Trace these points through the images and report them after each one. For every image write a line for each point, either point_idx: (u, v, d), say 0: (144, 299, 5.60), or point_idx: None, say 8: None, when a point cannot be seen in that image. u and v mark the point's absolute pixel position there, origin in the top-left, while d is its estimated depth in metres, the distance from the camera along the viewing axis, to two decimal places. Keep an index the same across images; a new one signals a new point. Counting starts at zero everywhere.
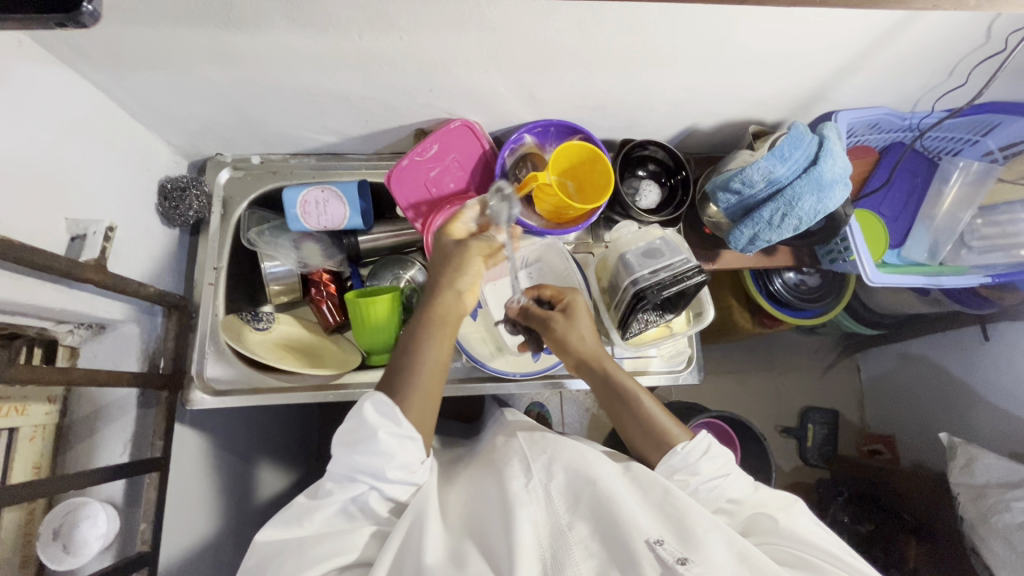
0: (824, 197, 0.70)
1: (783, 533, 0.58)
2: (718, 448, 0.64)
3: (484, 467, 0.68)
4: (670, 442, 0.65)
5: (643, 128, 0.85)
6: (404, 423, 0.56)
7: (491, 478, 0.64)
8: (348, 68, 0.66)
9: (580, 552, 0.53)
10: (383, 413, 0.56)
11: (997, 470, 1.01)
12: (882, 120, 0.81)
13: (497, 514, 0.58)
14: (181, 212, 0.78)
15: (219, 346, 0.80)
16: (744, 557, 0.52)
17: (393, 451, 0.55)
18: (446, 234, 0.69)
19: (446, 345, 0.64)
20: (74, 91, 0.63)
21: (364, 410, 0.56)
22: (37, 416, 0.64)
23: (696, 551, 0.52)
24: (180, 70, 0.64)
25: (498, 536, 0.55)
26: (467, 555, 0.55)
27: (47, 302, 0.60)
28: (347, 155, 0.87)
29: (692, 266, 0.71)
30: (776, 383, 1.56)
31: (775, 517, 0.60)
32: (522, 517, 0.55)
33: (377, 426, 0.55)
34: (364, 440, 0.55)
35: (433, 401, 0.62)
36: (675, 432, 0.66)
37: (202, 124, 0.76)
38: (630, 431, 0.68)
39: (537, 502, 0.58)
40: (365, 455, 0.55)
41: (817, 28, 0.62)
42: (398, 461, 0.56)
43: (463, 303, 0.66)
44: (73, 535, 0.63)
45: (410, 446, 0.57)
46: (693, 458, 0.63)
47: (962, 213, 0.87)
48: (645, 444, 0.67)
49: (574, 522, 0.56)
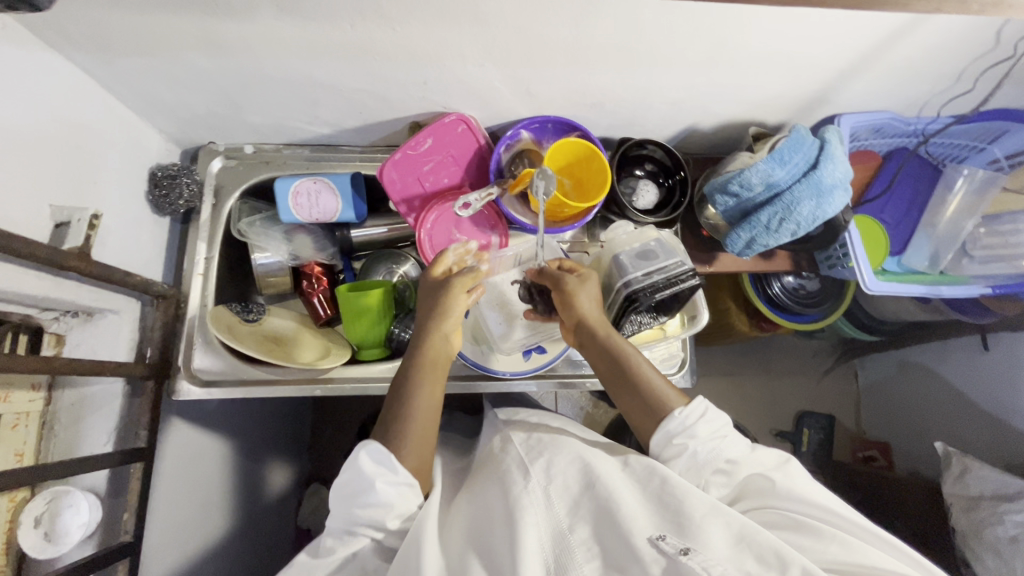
0: (824, 202, 0.69)
1: (780, 493, 0.57)
2: (716, 411, 0.63)
3: (486, 476, 0.67)
4: (668, 407, 0.64)
5: (642, 127, 0.83)
6: (401, 472, 0.59)
7: (492, 484, 0.63)
8: (341, 59, 0.65)
9: (583, 554, 0.52)
10: (379, 462, 0.58)
11: (991, 481, 1.00)
12: (886, 125, 0.79)
13: (498, 517, 0.57)
14: (172, 200, 0.77)
15: (208, 338, 0.80)
16: (743, 536, 0.50)
17: (392, 501, 0.57)
18: (431, 274, 0.73)
19: (437, 388, 0.66)
20: (61, 76, 0.62)
21: (360, 460, 0.58)
22: (20, 403, 0.64)
23: (695, 538, 0.50)
24: (169, 57, 0.63)
25: (501, 539, 0.54)
26: (468, 566, 0.53)
27: (30, 289, 0.59)
28: (342, 147, 0.86)
29: (686, 268, 0.70)
30: (772, 386, 1.55)
31: (772, 479, 0.58)
32: (528, 522, 0.54)
33: (374, 476, 0.57)
34: (362, 493, 0.57)
35: (428, 448, 0.64)
36: (672, 397, 0.65)
37: (193, 113, 0.75)
38: (628, 398, 0.66)
39: (538, 505, 0.57)
40: (364, 508, 0.57)
41: (820, 30, 0.60)
42: (397, 509, 0.58)
43: (451, 345, 0.69)
44: (55, 524, 0.63)
45: (406, 492, 0.59)
46: (691, 421, 0.62)
47: (965, 221, 0.85)
48: (641, 413, 0.65)
49: (575, 525, 0.55)
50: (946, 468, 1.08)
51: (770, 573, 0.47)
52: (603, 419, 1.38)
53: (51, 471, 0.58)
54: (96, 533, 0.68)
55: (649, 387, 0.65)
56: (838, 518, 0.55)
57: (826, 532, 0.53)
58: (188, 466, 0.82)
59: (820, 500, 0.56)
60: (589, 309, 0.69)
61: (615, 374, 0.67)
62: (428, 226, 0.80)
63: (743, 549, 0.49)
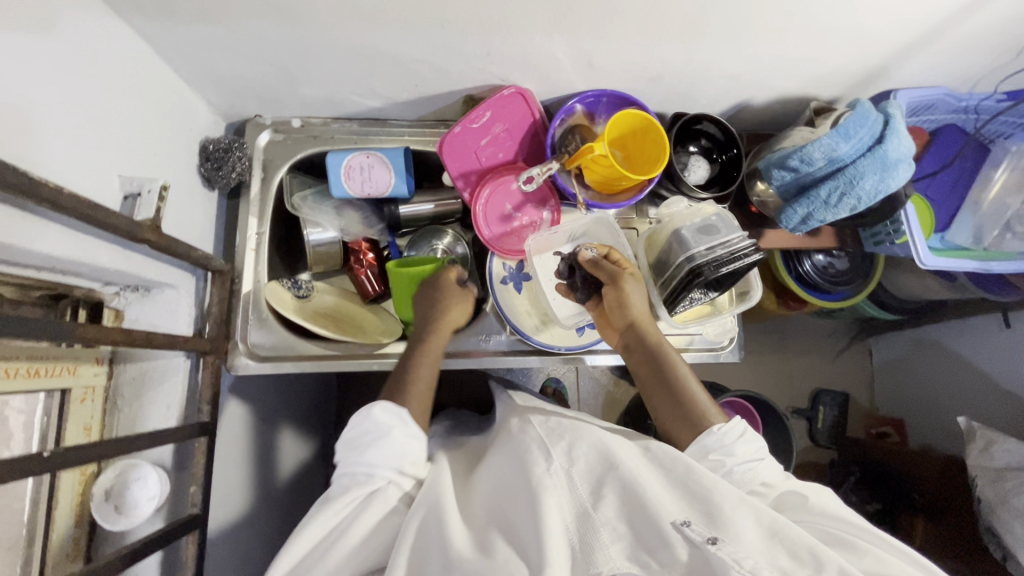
0: (888, 175, 0.69)
1: (813, 509, 0.56)
2: (753, 434, 0.63)
3: (501, 454, 0.66)
4: (705, 421, 0.64)
5: (696, 101, 0.83)
6: (411, 424, 0.64)
7: (511, 463, 0.62)
8: (408, 27, 0.63)
9: (608, 535, 0.50)
10: (393, 414, 0.63)
11: (1017, 453, 1.02)
12: (938, 101, 0.80)
13: (519, 497, 0.56)
14: (224, 172, 0.77)
15: (262, 314, 0.79)
16: (774, 532, 0.48)
17: (405, 446, 0.62)
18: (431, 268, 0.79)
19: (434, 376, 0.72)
20: (122, 43, 0.60)
21: (374, 413, 0.63)
22: (87, 377, 0.64)
23: (725, 529, 0.48)
24: (234, 24, 0.62)
25: (525, 521, 0.52)
26: (492, 541, 0.52)
27: (101, 261, 0.58)
28: (390, 121, 0.85)
29: (748, 243, 0.70)
30: (790, 364, 1.57)
31: (805, 496, 0.58)
32: (549, 502, 0.52)
33: (390, 426, 0.62)
34: (378, 440, 0.61)
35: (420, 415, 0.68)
36: (710, 412, 0.65)
37: (246, 83, 0.74)
38: (666, 403, 0.67)
39: (561, 486, 0.55)
40: (379, 451, 0.60)
41: (896, 3, 0.60)
42: (409, 457, 0.62)
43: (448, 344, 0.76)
44: (124, 497, 0.63)
45: (415, 443, 0.64)
46: (729, 438, 0.61)
47: (1011, 199, 0.85)
48: (677, 419, 0.66)
49: (598, 504, 0.53)
50: (969, 442, 1.11)
51: (803, 569, 0.45)
52: (623, 397, 1.39)
53: (127, 444, 0.58)
54: (164, 507, 0.68)
55: (686, 394, 0.66)
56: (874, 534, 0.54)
57: (863, 546, 0.51)
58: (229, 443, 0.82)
59: (850, 517, 0.55)
60: (636, 308, 0.70)
61: (657, 377, 0.69)
62: (483, 201, 0.79)
63: (775, 544, 0.47)
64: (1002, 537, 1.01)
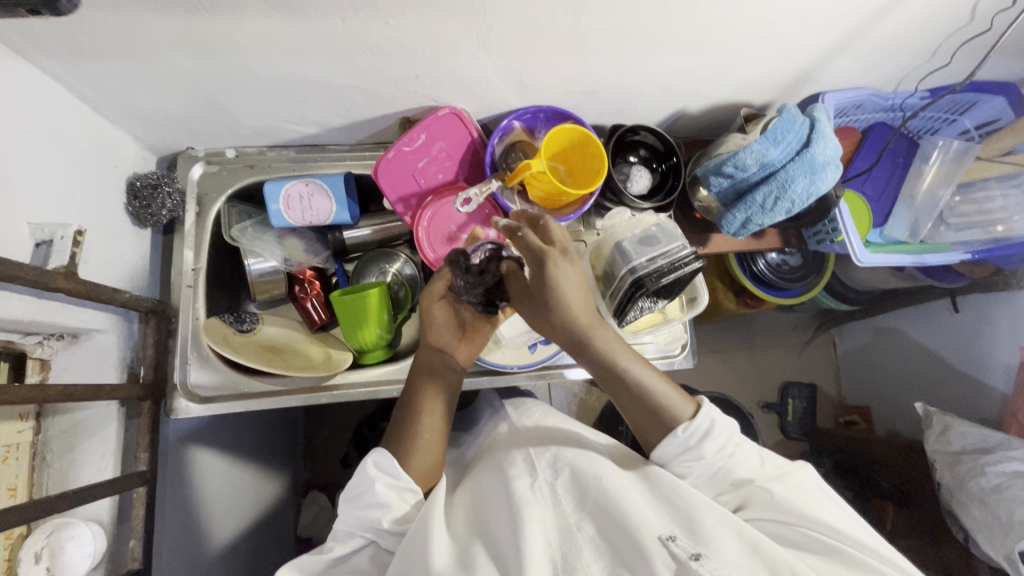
0: (818, 178, 0.70)
1: (778, 505, 0.55)
2: (723, 424, 0.59)
3: (488, 468, 0.64)
4: (674, 422, 0.59)
5: (633, 112, 0.84)
6: (403, 476, 0.58)
7: (496, 476, 0.61)
8: (330, 54, 0.62)
9: (590, 553, 0.49)
10: (382, 468, 0.58)
11: (970, 436, 1.05)
12: (867, 101, 0.83)
13: (503, 511, 0.54)
14: (154, 210, 0.74)
15: (203, 351, 0.77)
16: (755, 548, 0.48)
17: (391, 501, 0.56)
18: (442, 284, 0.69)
19: (433, 413, 0.64)
20: (24, 84, 0.58)
21: (367, 462, 0.58)
22: (9, 435, 0.60)
23: (707, 544, 0.47)
24: (146, 59, 0.59)
25: (503, 532, 0.52)
26: (475, 556, 0.50)
27: (15, 313, 0.56)
28: (328, 147, 0.84)
29: (689, 252, 0.72)
30: (757, 360, 1.56)
31: (771, 490, 0.56)
32: (530, 519, 0.51)
33: (376, 478, 0.57)
34: (365, 494, 0.56)
35: (433, 453, 0.63)
36: (680, 408, 0.60)
37: (171, 117, 0.72)
38: (630, 409, 0.62)
39: (544, 502, 0.54)
40: (365, 508, 0.55)
41: (811, 11, 0.61)
42: (397, 513, 0.56)
43: (444, 359, 0.68)
44: (58, 559, 0.58)
45: (409, 498, 0.58)
46: (694, 441, 0.58)
47: (942, 191, 0.90)
48: (650, 425, 0.61)
49: (583, 523, 0.52)
50: (928, 427, 1.14)
51: None
52: (597, 404, 1.37)
53: (57, 502, 0.55)
54: (102, 561, 0.65)
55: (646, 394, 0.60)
56: (841, 532, 0.52)
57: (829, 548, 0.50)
58: (187, 490, 0.79)
59: (817, 513, 0.53)
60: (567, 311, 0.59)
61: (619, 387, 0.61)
62: (425, 224, 0.79)
63: (755, 560, 0.47)
64: (961, 519, 1.03)
